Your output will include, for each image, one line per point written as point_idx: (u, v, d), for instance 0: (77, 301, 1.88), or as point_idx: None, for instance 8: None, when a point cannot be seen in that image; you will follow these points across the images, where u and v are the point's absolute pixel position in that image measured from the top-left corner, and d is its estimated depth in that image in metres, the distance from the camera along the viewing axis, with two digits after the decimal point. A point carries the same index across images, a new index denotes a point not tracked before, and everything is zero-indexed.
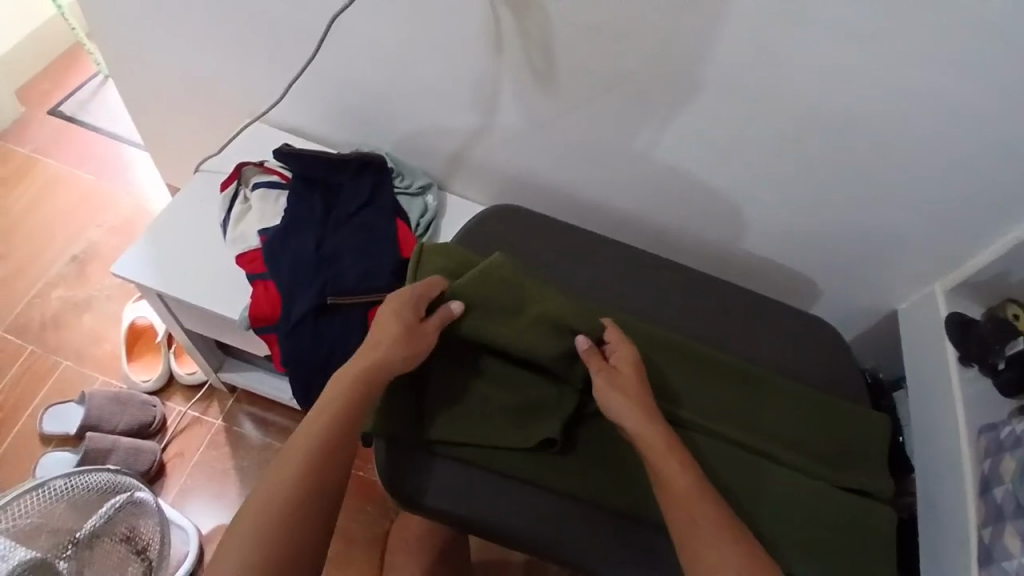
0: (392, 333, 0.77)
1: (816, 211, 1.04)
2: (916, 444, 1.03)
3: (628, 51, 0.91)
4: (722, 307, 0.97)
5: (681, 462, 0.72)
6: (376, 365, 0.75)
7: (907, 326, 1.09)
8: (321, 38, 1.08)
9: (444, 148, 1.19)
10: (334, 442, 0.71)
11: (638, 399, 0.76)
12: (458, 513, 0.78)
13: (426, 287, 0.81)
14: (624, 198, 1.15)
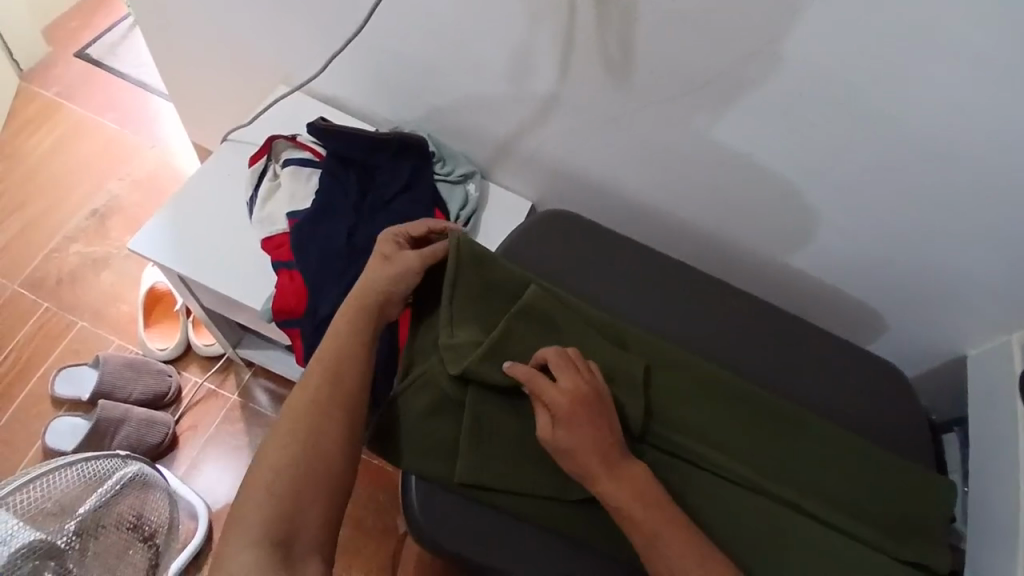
0: (382, 262, 0.81)
1: (896, 240, 0.94)
2: (970, 487, 0.94)
3: (714, 47, 0.81)
4: (780, 339, 0.89)
5: (645, 504, 0.67)
6: (367, 296, 0.79)
7: (976, 372, 1.00)
8: (372, 6, 0.98)
9: (492, 134, 1.10)
10: (335, 394, 0.74)
11: (585, 448, 0.68)
12: (490, 564, 0.71)
13: (406, 229, 0.85)
14: (680, 204, 1.06)
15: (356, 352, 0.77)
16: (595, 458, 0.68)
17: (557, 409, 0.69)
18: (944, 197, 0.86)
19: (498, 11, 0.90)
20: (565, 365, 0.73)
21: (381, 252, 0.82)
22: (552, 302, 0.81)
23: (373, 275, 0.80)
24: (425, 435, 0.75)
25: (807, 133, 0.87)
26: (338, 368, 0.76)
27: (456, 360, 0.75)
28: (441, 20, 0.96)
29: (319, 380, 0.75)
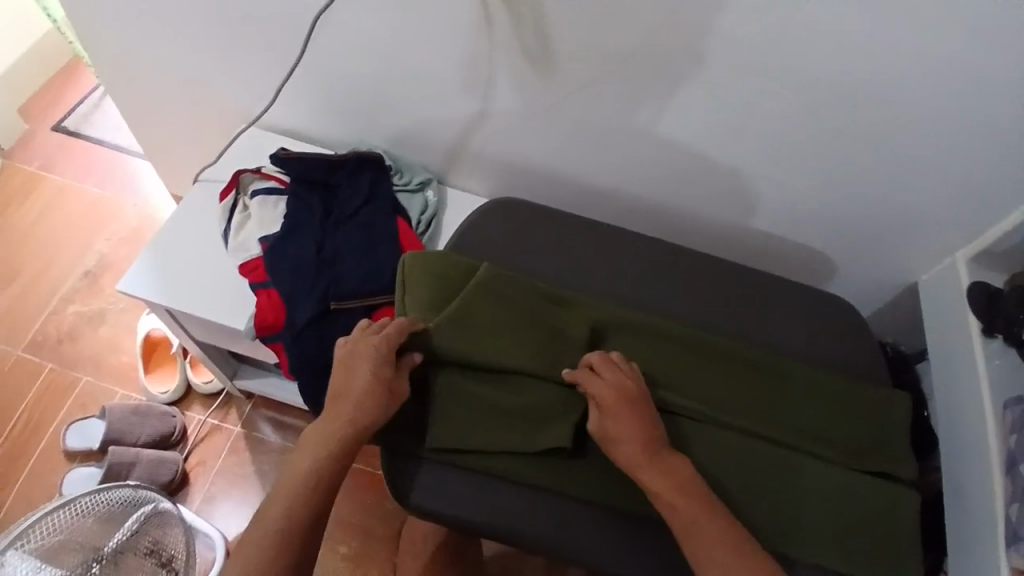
0: (357, 365, 0.79)
1: (829, 185, 1.00)
2: (936, 408, 0.98)
3: (628, 28, 0.88)
4: (731, 289, 0.95)
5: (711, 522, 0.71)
6: (342, 395, 0.78)
7: (925, 298, 1.06)
8: (314, 35, 1.05)
9: (443, 141, 1.17)
10: (319, 489, 0.74)
11: (632, 440, 0.75)
12: (471, 523, 0.79)
13: (397, 327, 0.81)
14: (626, 181, 1.12)
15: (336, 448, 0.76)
16: (637, 447, 0.75)
17: (620, 409, 0.77)
18: (868, 133, 0.91)
19: (429, 21, 0.97)
20: (609, 367, 0.80)
21: (368, 341, 0.80)
22: (499, 277, 0.88)
23: (348, 375, 0.79)
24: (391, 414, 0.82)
25: (723, 97, 0.93)
26: (319, 464, 0.75)
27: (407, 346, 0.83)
28: (378, 39, 1.02)
29: (305, 467, 0.75)
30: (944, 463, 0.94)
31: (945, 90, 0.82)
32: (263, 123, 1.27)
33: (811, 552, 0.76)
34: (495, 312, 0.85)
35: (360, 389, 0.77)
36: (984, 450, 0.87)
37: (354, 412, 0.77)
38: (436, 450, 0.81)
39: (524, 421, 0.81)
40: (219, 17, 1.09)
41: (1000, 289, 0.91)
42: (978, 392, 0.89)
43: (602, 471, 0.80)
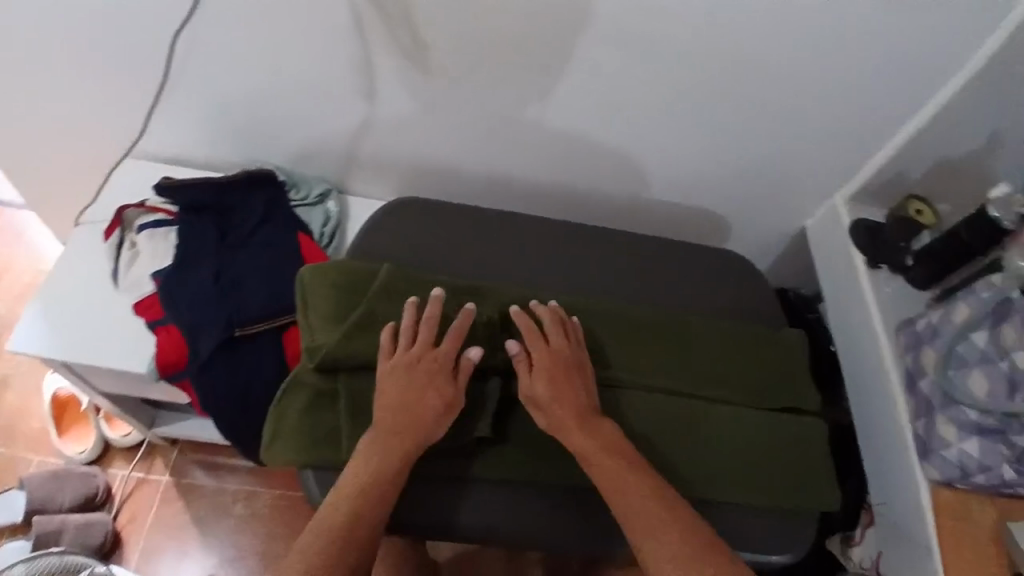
0: (427, 373, 0.79)
1: (717, 146, 1.04)
2: (840, 341, 1.04)
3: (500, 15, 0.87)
4: (640, 255, 0.98)
5: (634, 483, 0.74)
6: (412, 402, 0.77)
7: (817, 240, 1.12)
8: (167, 55, 0.97)
9: (333, 148, 1.11)
10: (388, 494, 0.73)
11: (563, 406, 0.78)
12: (411, 523, 0.82)
13: (460, 326, 0.81)
14: (526, 168, 1.12)
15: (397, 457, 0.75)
16: (568, 411, 0.78)
17: (555, 372, 0.80)
18: (741, 92, 0.94)
19: (293, 31, 0.93)
20: (558, 333, 0.84)
21: (421, 349, 0.80)
22: (404, 279, 0.88)
23: (415, 384, 0.78)
24: (309, 430, 0.80)
25: (604, 74, 0.94)
26: (388, 472, 0.74)
27: (314, 359, 0.82)
28: (240, 55, 0.96)
29: (354, 499, 0.72)
30: (852, 391, 1.01)
31: (803, 43, 0.86)
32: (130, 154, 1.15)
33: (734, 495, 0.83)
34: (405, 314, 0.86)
35: (417, 398, 0.77)
36: (883, 372, 0.93)
37: (429, 426, 0.77)
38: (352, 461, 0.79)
39: None
40: (54, 52, 0.98)
41: (877, 223, 1.00)
42: (870, 321, 0.96)
43: (531, 452, 0.84)
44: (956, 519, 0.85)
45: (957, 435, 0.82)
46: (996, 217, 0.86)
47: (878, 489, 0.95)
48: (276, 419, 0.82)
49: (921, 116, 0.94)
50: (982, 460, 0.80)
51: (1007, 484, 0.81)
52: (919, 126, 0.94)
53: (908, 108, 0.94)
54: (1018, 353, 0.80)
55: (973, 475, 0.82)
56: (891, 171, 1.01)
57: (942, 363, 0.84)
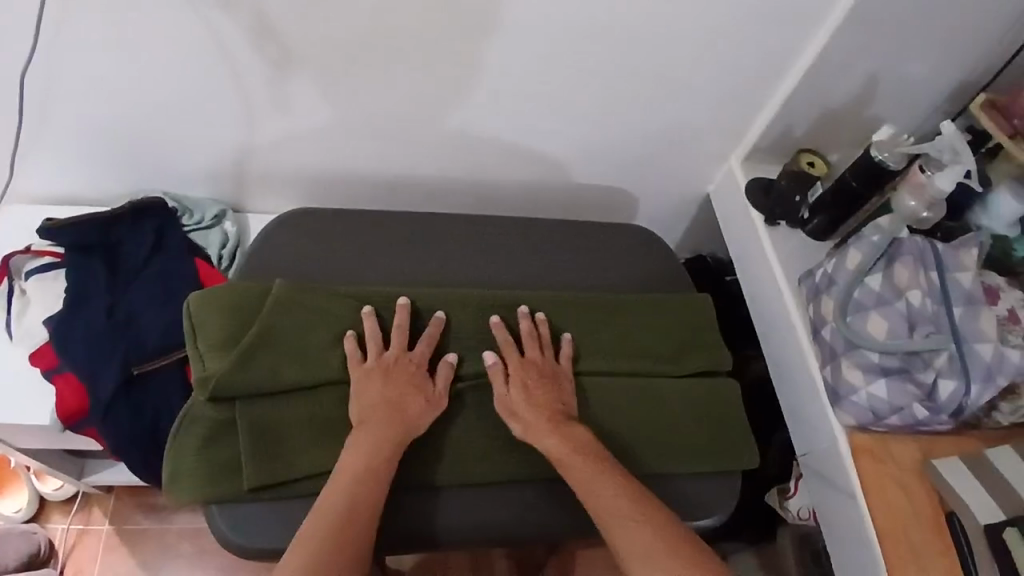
0: (411, 373, 0.83)
1: (612, 121, 1.05)
2: (750, 300, 1.05)
3: (368, 16, 0.85)
4: (541, 240, 1.02)
5: (611, 483, 0.79)
6: (389, 401, 0.80)
7: (720, 202, 1.15)
8: (21, 92, 0.90)
9: (220, 172, 1.06)
10: (378, 487, 0.75)
11: (537, 410, 0.83)
12: None
13: (431, 329, 0.87)
14: (426, 168, 1.10)
15: (386, 451, 0.77)
16: (542, 416, 0.83)
17: (528, 381, 0.85)
18: (624, 64, 0.95)
19: (149, 52, 0.87)
20: (533, 344, 0.88)
21: (397, 351, 0.84)
22: (298, 291, 0.85)
23: (397, 383, 0.82)
24: (209, 461, 0.77)
25: (485, 63, 0.93)
26: (374, 465, 0.76)
27: (205, 390, 0.79)
28: (98, 82, 0.91)
29: (344, 500, 0.73)
30: (767, 348, 1.01)
31: (673, 9, 0.88)
32: (12, 198, 1.09)
33: (658, 467, 0.87)
34: (304, 327, 0.84)
35: (399, 396, 0.81)
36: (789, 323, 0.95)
37: (416, 420, 0.80)
38: (256, 489, 0.77)
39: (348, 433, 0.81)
40: None
41: (771, 182, 1.05)
42: (772, 275, 0.99)
43: (442, 452, 0.83)
44: (876, 460, 0.85)
45: (864, 378, 0.83)
46: (880, 158, 0.90)
47: (801, 440, 0.95)
48: (173, 454, 0.78)
49: (798, 70, 0.98)
50: (891, 401, 0.81)
51: (920, 423, 0.81)
52: (797, 80, 0.98)
53: (784, 61, 0.97)
54: (910, 291, 0.83)
55: (886, 417, 0.82)
56: (778, 127, 1.05)
57: (840, 309, 0.85)
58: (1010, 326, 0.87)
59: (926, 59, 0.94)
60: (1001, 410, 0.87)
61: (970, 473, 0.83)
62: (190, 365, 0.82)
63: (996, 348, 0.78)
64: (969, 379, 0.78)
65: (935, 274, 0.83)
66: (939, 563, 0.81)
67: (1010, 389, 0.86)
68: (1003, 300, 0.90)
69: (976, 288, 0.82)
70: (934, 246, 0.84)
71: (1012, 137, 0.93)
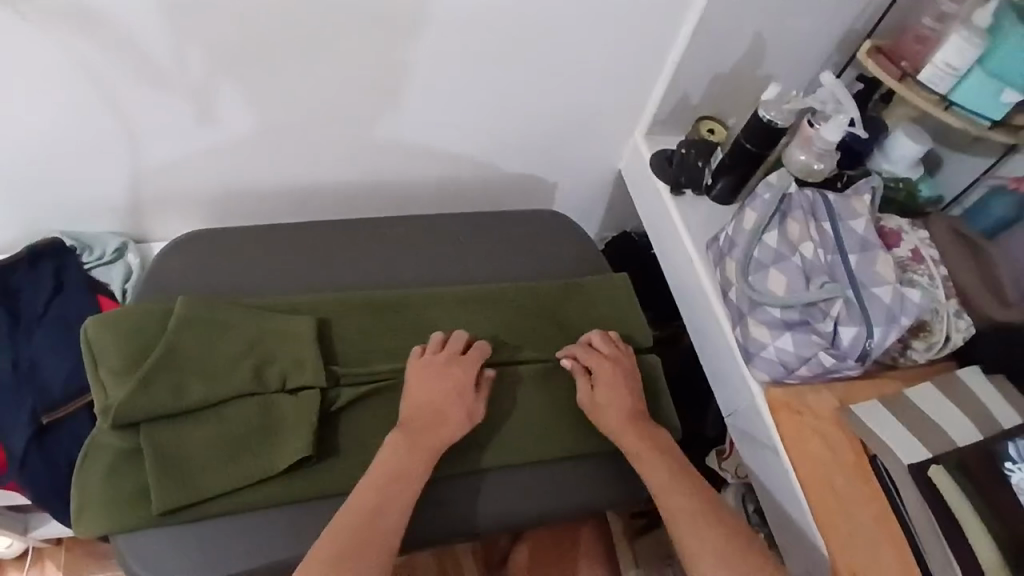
0: (455, 379, 0.82)
1: (506, 110, 1.04)
2: (667, 272, 1.06)
3: (231, 29, 0.84)
4: (448, 236, 1.00)
5: (677, 483, 0.80)
6: (432, 410, 0.79)
7: (631, 177, 1.15)
8: None
9: (116, 202, 1.04)
10: (406, 494, 0.74)
11: (620, 409, 0.85)
12: (241, 566, 0.75)
13: (474, 350, 0.86)
14: (328, 176, 1.08)
15: (418, 458, 0.76)
16: (623, 412, 0.85)
17: (610, 382, 0.86)
18: (508, 51, 0.95)
19: (14, 89, 0.86)
20: (610, 346, 0.90)
21: (441, 361, 0.83)
22: (200, 307, 0.83)
23: (444, 389, 0.81)
24: (115, 491, 0.76)
25: (362, 66, 0.92)
26: (402, 475, 0.75)
27: (107, 419, 0.76)
28: None
29: (371, 504, 0.72)
30: (687, 316, 1.01)
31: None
32: None
33: (578, 450, 0.86)
34: (211, 343, 0.81)
35: (442, 404, 0.80)
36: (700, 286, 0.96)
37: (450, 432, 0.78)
38: (166, 514, 0.75)
39: (256, 447, 0.77)
40: None
41: (674, 151, 1.06)
42: (681, 243, 0.99)
43: (356, 462, 0.79)
44: (793, 413, 0.86)
45: (771, 334, 0.84)
46: (768, 118, 0.90)
47: (726, 402, 0.95)
48: (80, 489, 0.76)
49: (681, 42, 0.98)
50: (798, 353, 0.82)
51: (829, 370, 0.83)
52: (682, 50, 0.97)
53: (666, 33, 0.97)
54: (804, 244, 0.84)
55: (796, 368, 0.83)
56: (674, 96, 1.04)
57: (741, 269, 0.87)
58: (911, 267, 0.88)
59: (803, 14, 0.95)
60: (916, 348, 0.88)
61: (889, 415, 0.83)
62: (94, 394, 0.80)
63: (894, 290, 0.79)
64: (869, 323, 0.79)
65: (826, 224, 0.84)
66: (870, 507, 0.80)
67: (920, 327, 0.88)
68: (905, 241, 0.90)
69: (870, 233, 0.83)
70: (824, 198, 0.86)
71: (901, 80, 0.92)
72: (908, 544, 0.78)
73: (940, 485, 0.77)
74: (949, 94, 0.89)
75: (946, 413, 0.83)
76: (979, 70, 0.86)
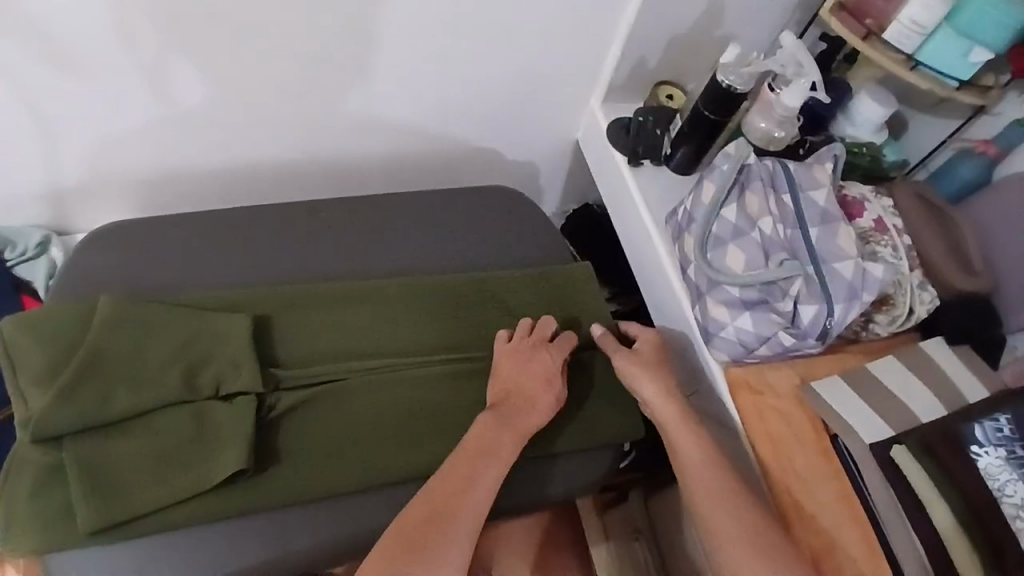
0: (546, 365, 0.82)
1: (450, 81, 0.98)
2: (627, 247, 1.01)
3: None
4: (394, 219, 0.94)
5: (689, 424, 0.81)
6: (520, 393, 0.80)
7: (589, 148, 1.10)
8: None
9: (29, 192, 0.95)
10: (485, 475, 0.73)
11: (648, 360, 0.86)
12: None
13: (565, 339, 0.86)
14: (262, 157, 1.01)
15: (509, 438, 0.76)
16: (649, 362, 0.85)
17: (643, 347, 0.87)
18: (445, 15, 0.88)
19: None
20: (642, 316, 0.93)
21: (530, 347, 0.83)
22: (124, 309, 0.77)
23: (532, 375, 0.81)
24: (38, 512, 0.71)
25: (286, 34, 0.85)
26: (476, 463, 0.74)
27: (27, 433, 0.71)
28: None
29: (451, 492, 0.72)
30: (647, 295, 0.98)
31: None
32: None
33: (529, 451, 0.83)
34: (138, 348, 0.76)
35: (530, 389, 0.80)
36: (659, 261, 0.92)
37: (541, 410, 0.79)
38: (95, 534, 0.70)
39: (189, 458, 0.73)
40: None
41: (630, 119, 1.01)
42: (641, 219, 0.95)
43: (299, 470, 0.75)
44: (754, 394, 0.83)
45: (730, 314, 0.81)
46: (726, 83, 0.84)
47: (689, 383, 0.93)
48: (0, 510, 0.71)
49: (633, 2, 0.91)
50: (757, 333, 0.80)
51: (790, 350, 0.80)
52: (635, 11, 0.91)
53: None
54: (762, 219, 0.80)
55: (756, 348, 0.81)
56: (630, 61, 0.98)
57: (699, 245, 0.83)
58: (874, 237, 0.85)
59: None
60: (879, 322, 0.86)
61: (853, 394, 0.81)
62: (13, 404, 0.74)
63: (857, 265, 0.76)
64: (830, 301, 0.75)
65: (787, 196, 0.80)
66: (830, 487, 0.79)
67: (882, 301, 0.85)
68: (868, 211, 0.87)
69: (831, 204, 0.79)
70: (784, 167, 0.81)
71: (865, 39, 0.86)
72: (871, 525, 0.76)
73: (902, 465, 0.76)
74: (916, 53, 0.85)
75: (909, 388, 0.82)
76: (946, 27, 0.82)
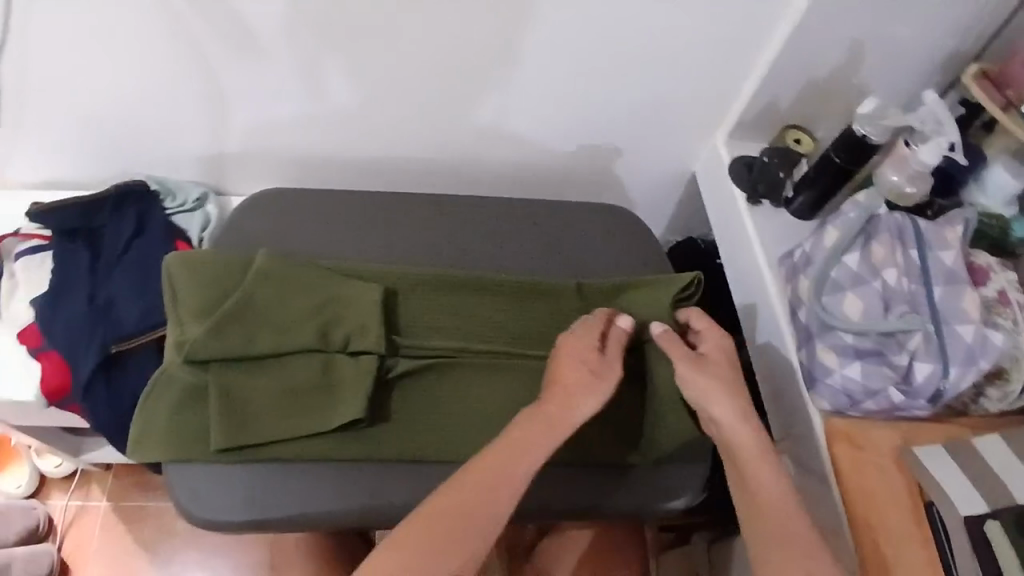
0: (597, 355, 0.81)
1: (585, 103, 1.03)
2: (733, 281, 1.03)
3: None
4: (516, 219, 0.99)
5: (765, 464, 0.79)
6: (558, 382, 0.79)
7: (705, 182, 1.12)
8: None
9: (199, 152, 1.07)
10: (522, 463, 0.73)
11: (711, 379, 0.83)
12: (280, 517, 0.77)
13: (613, 332, 0.84)
14: (400, 149, 1.08)
15: (549, 429, 0.75)
16: (716, 383, 0.83)
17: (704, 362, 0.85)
18: (594, 41, 0.93)
19: (115, 35, 0.88)
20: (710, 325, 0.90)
21: (574, 336, 0.82)
22: (276, 262, 0.84)
23: (578, 367, 0.79)
24: (179, 425, 0.79)
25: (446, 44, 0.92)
26: (508, 447, 0.74)
27: (180, 354, 0.79)
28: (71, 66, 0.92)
29: (483, 476, 0.72)
30: (748, 330, 0.99)
31: None
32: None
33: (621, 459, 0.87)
34: (282, 297, 0.82)
35: (570, 378, 0.79)
36: (768, 299, 0.93)
37: (585, 403, 0.78)
38: (224, 452, 0.78)
39: (313, 403, 0.79)
40: None
41: (754, 158, 1.02)
42: (754, 255, 0.96)
43: (408, 435, 0.81)
44: (852, 447, 0.83)
45: (838, 361, 0.81)
46: (862, 133, 0.86)
47: (783, 423, 0.93)
48: (145, 418, 0.79)
49: (774, 46, 0.94)
50: (866, 383, 0.79)
51: (897, 407, 0.79)
52: (777, 54, 0.94)
53: (762, 35, 0.94)
54: (886, 270, 0.81)
55: (861, 401, 0.80)
56: (763, 101, 1.01)
57: (814, 288, 0.84)
58: (998, 308, 0.83)
59: (914, 27, 0.90)
60: (989, 396, 0.83)
61: (955, 463, 0.79)
62: (168, 329, 0.82)
63: (979, 330, 0.75)
64: (947, 362, 0.75)
65: (914, 252, 0.81)
66: (918, 556, 0.76)
67: (997, 373, 0.82)
68: (992, 280, 0.85)
69: (960, 266, 0.79)
70: (915, 223, 0.82)
71: (1005, 108, 0.87)
72: None
73: (996, 543, 0.71)
74: None
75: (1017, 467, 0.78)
76: None
